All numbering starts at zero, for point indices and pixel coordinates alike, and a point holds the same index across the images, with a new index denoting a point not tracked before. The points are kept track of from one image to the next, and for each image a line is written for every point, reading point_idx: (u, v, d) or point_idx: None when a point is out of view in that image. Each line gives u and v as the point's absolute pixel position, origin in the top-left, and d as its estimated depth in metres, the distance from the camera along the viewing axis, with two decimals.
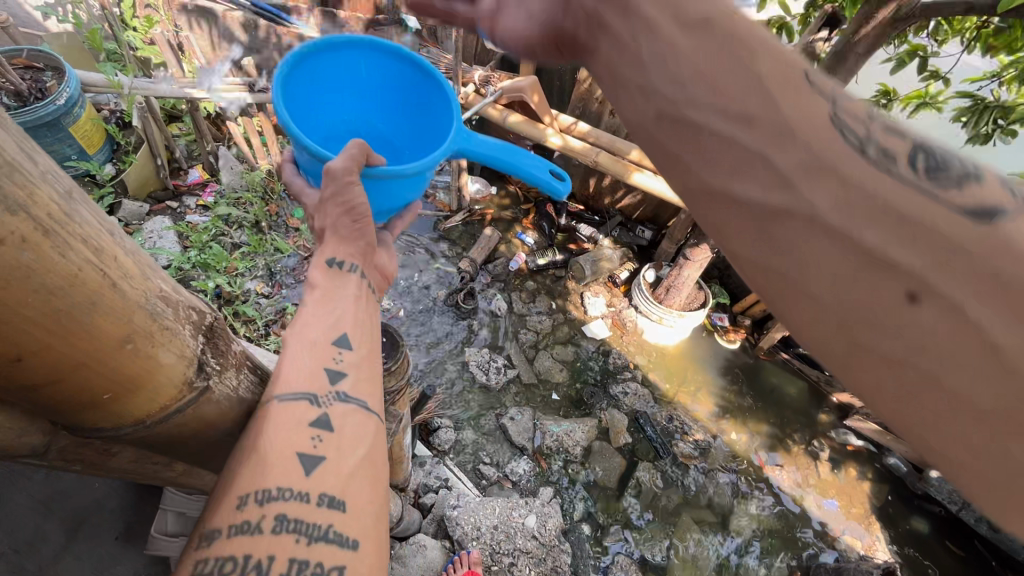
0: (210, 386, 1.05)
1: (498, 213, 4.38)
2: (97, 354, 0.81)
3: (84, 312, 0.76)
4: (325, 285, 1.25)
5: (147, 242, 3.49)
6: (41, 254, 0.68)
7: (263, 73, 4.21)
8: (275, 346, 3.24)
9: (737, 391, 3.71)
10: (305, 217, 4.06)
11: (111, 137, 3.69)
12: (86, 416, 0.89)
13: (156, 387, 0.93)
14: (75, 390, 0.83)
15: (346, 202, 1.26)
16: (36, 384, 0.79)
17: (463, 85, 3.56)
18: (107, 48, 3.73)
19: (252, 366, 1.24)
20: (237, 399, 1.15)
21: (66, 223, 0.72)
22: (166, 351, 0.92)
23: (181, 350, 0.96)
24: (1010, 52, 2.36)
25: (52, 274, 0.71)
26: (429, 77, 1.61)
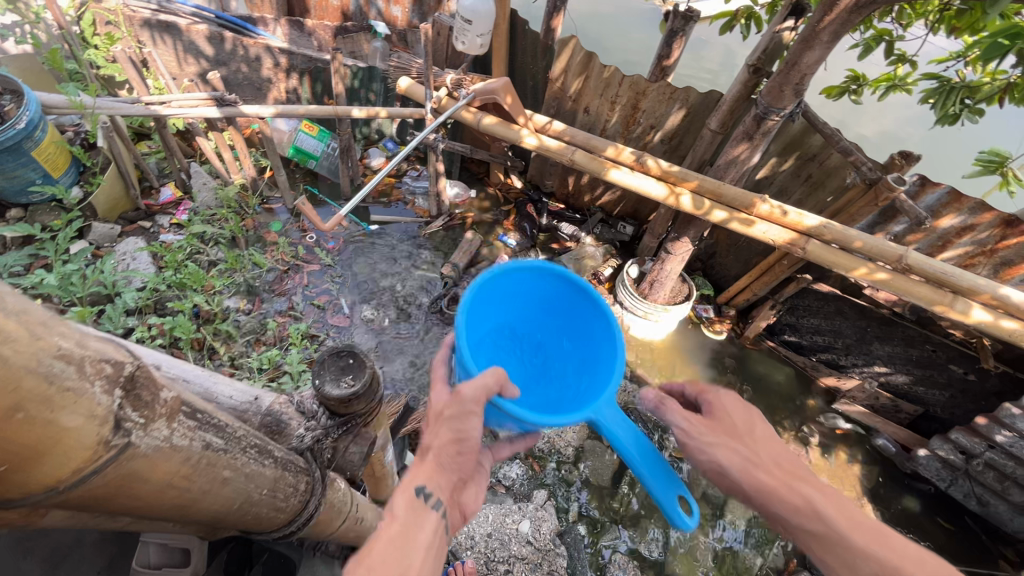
0: (133, 441, 0.74)
1: (479, 215, 4.35)
2: None
3: None
4: (408, 517, 1.11)
5: (120, 265, 3.41)
6: None
7: (232, 86, 4.14)
8: (257, 364, 3.19)
9: (726, 381, 3.72)
10: (282, 230, 4.00)
11: (77, 159, 3.57)
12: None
13: (62, 451, 0.65)
14: None
15: (457, 433, 1.20)
16: None
17: (435, 90, 3.52)
18: (68, 67, 3.63)
19: (194, 408, 0.90)
20: (170, 447, 0.82)
21: None
22: (70, 410, 0.63)
23: (92, 406, 0.67)
24: (974, 33, 2.38)
25: None
26: (593, 302, 1.46)
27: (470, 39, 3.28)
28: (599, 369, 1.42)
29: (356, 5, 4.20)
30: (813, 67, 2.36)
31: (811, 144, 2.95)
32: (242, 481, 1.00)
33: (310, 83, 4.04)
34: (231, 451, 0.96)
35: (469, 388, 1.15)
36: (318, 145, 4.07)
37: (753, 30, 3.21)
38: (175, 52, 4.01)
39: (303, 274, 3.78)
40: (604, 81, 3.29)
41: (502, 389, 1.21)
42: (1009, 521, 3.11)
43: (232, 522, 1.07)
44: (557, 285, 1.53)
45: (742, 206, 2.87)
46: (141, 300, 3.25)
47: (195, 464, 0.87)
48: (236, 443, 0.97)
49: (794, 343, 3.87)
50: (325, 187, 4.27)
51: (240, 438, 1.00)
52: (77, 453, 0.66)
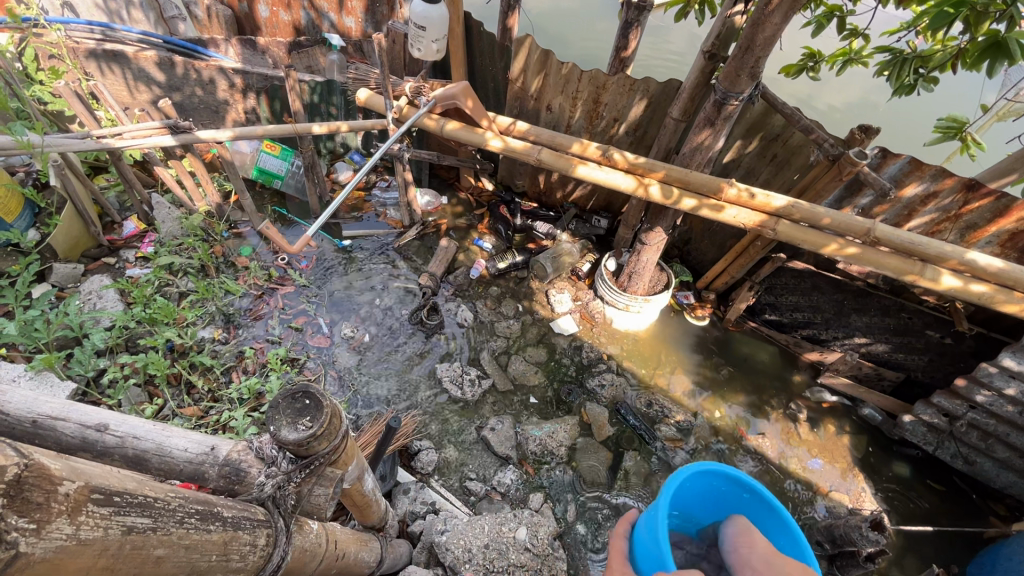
0: (25, 550, 0.69)
1: (453, 221, 4.31)
2: None
3: None
4: None
5: (86, 305, 3.30)
6: None
7: (188, 111, 4.05)
8: (237, 394, 3.12)
9: (712, 366, 3.74)
10: (253, 254, 3.92)
11: (31, 202, 3.46)
12: None
13: None
14: None
15: None
16: None
17: (394, 99, 3.47)
18: (14, 106, 3.52)
19: (113, 494, 0.84)
20: (78, 543, 0.76)
21: None
22: None
23: None
24: (922, 2, 2.38)
25: None
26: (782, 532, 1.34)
27: (425, 45, 3.21)
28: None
29: (308, 19, 4.11)
30: (766, 48, 2.36)
31: (773, 124, 2.96)
32: (183, 563, 0.95)
33: (268, 101, 3.96)
34: (167, 529, 0.91)
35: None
36: (282, 164, 4.00)
37: (707, 15, 3.19)
38: (125, 81, 3.90)
39: (278, 297, 3.71)
40: (563, 77, 3.26)
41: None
42: (996, 477, 3.18)
43: None
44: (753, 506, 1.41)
45: (710, 192, 2.87)
46: (111, 340, 3.16)
47: (116, 553, 0.82)
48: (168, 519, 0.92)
49: (775, 321, 3.91)
50: (294, 206, 4.20)
51: (175, 509, 0.94)
52: None
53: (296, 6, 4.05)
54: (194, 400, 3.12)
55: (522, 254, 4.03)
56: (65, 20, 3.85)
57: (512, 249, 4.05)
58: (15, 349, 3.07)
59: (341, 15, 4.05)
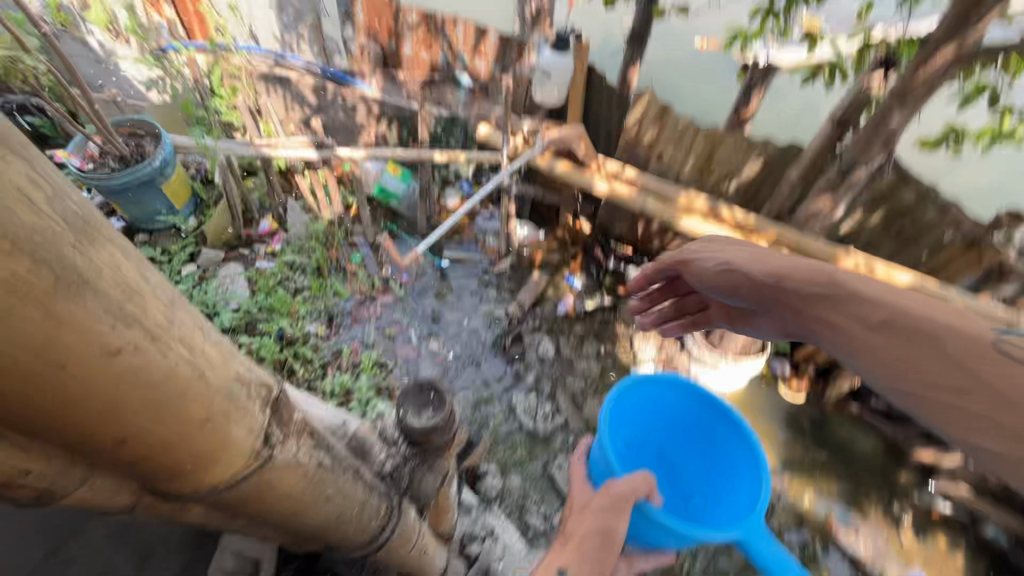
0: (271, 457, 0.95)
1: (547, 256, 4.43)
2: (176, 430, 0.77)
3: (171, 397, 0.74)
4: None
5: (221, 287, 3.78)
6: (148, 354, 0.70)
7: (330, 129, 4.57)
8: (330, 388, 3.39)
9: (802, 444, 3.48)
10: (361, 261, 4.19)
11: (196, 194, 4.14)
12: (169, 485, 0.83)
13: (227, 459, 0.86)
14: (153, 464, 0.78)
15: (606, 527, 1.35)
16: (117, 457, 0.75)
17: (511, 136, 3.70)
18: (198, 114, 4.19)
19: (313, 434, 1.11)
20: (297, 462, 1.01)
21: (165, 331, 0.73)
22: (238, 426, 0.86)
23: (251, 426, 0.89)
24: None
25: (150, 372, 0.71)
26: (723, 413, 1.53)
27: (548, 88, 3.63)
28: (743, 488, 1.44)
29: (444, 59, 4.50)
30: (905, 121, 2.27)
31: (904, 197, 2.79)
32: (343, 507, 1.16)
33: (398, 128, 4.38)
34: (338, 471, 1.14)
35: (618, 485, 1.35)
36: (400, 185, 4.39)
37: (838, 82, 3.13)
38: (284, 101, 4.48)
39: (378, 305, 4.00)
40: (679, 131, 3.31)
41: (650, 494, 1.36)
42: None
43: (333, 542, 1.24)
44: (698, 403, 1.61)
45: (823, 260, 2.76)
46: (235, 321, 3.61)
47: (310, 481, 1.05)
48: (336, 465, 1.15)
49: (882, 410, 3.49)
50: (404, 224, 4.55)
51: (341, 460, 1.18)
52: (237, 460, 0.88)
53: (436, 47, 4.45)
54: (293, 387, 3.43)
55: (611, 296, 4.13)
56: (249, 47, 4.53)
57: (602, 290, 4.18)
58: None
59: (474, 57, 4.37)
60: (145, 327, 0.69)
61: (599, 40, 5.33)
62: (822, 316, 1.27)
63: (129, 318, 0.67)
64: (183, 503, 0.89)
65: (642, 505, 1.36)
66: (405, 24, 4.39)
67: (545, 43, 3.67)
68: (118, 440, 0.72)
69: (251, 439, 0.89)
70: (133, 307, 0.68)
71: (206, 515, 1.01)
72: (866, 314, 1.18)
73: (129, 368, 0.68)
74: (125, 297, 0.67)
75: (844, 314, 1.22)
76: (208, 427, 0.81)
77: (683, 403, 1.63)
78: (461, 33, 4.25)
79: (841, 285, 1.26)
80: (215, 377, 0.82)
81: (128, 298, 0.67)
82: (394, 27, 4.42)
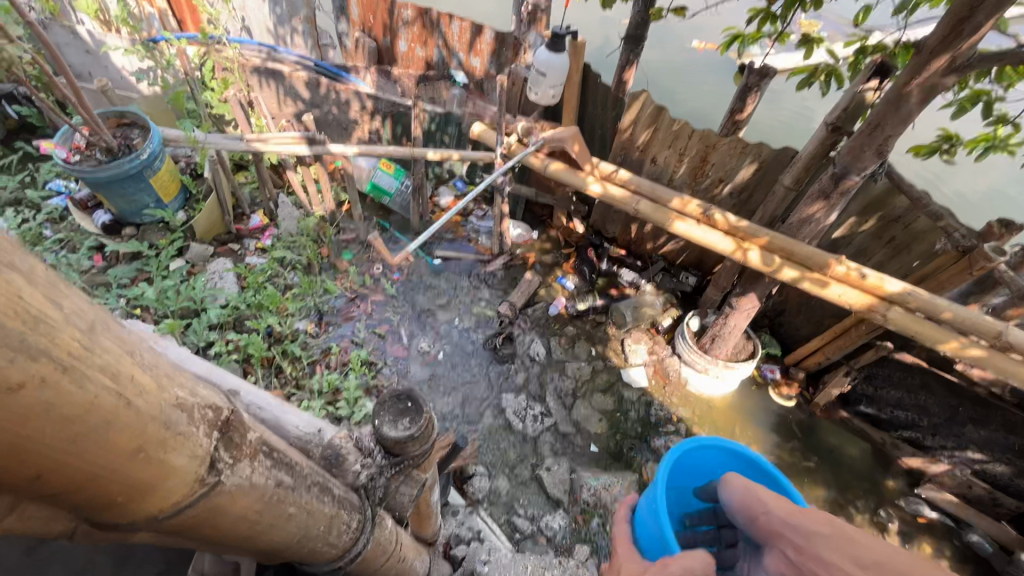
0: (220, 481, 0.86)
1: (540, 257, 4.42)
2: (101, 463, 0.67)
3: (91, 429, 0.63)
4: None
5: (209, 283, 3.73)
6: (62, 388, 0.58)
7: (323, 125, 4.53)
8: (318, 386, 3.34)
9: (792, 450, 3.48)
10: (354, 259, 4.23)
11: (185, 187, 4.05)
12: (102, 514, 0.75)
13: (166, 488, 0.77)
14: (79, 496, 0.69)
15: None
16: (34, 491, 0.66)
17: (506, 135, 3.67)
18: (189, 106, 4.14)
19: (272, 451, 1.02)
20: (251, 483, 0.94)
21: (86, 359, 0.60)
22: (179, 454, 0.76)
23: (195, 451, 0.79)
24: None
25: (66, 407, 0.59)
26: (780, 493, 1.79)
27: (542, 90, 3.43)
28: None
29: (439, 56, 4.46)
30: (898, 127, 2.26)
31: (896, 204, 2.79)
32: (305, 521, 1.11)
33: (392, 125, 4.34)
34: (297, 488, 1.07)
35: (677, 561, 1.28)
36: (393, 182, 4.33)
37: (833, 86, 3.12)
38: (277, 95, 4.43)
39: (368, 303, 3.96)
40: (674, 133, 3.29)
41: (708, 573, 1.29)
42: None
43: (296, 555, 1.18)
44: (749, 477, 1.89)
45: (815, 265, 2.74)
46: (224, 317, 3.52)
47: (267, 500, 0.98)
48: (298, 483, 1.07)
49: (872, 415, 3.53)
50: (396, 221, 4.52)
51: (305, 476, 1.11)
52: (180, 487, 0.79)
53: (431, 44, 4.41)
54: (281, 385, 3.38)
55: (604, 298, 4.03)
56: (241, 40, 4.48)
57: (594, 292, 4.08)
58: (147, 311, 3.51)
59: (469, 54, 4.33)
60: (65, 359, 0.57)
61: (595, 41, 5.32)
62: (821, 556, 1.07)
63: (37, 352, 0.54)
64: (123, 529, 0.81)
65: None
66: (400, 20, 4.35)
67: (540, 42, 3.64)
68: (30, 474, 0.62)
69: (196, 466, 0.80)
70: (40, 344, 0.55)
71: (155, 536, 0.95)
72: (860, 554, 1.03)
73: (37, 407, 0.57)
74: (27, 330, 0.53)
75: (840, 554, 1.05)
76: (141, 457, 0.71)
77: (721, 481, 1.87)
78: (456, 30, 4.21)
79: (842, 528, 1.10)
80: (148, 403, 0.70)
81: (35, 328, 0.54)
82: (389, 23, 4.38)
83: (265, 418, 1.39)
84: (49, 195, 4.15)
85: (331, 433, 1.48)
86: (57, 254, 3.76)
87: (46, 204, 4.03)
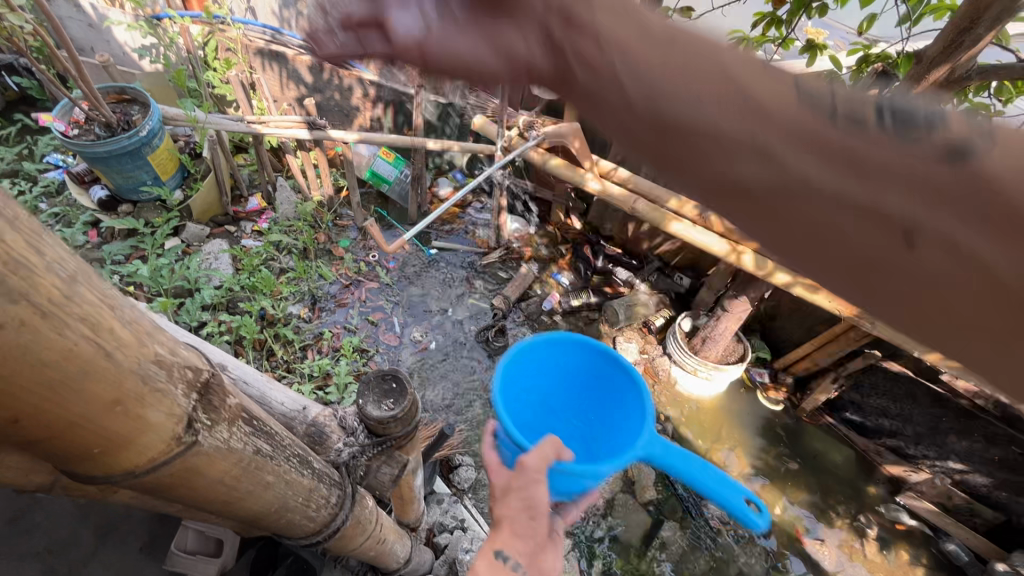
0: (199, 442, 0.87)
1: (537, 252, 4.43)
2: (78, 413, 0.68)
3: (70, 377, 0.64)
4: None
5: (203, 263, 3.72)
6: (42, 335, 0.59)
7: (325, 110, 4.52)
8: (308, 370, 3.35)
9: (776, 453, 3.51)
10: (350, 246, 4.22)
11: (184, 167, 4.05)
12: (75, 466, 0.76)
13: (141, 445, 0.78)
14: (52, 445, 0.70)
15: (529, 499, 1.25)
16: (7, 435, 0.66)
17: (506, 128, 3.66)
18: (191, 85, 4.13)
19: (253, 420, 1.03)
20: (231, 448, 0.95)
21: (65, 306, 0.61)
22: (155, 410, 0.77)
23: (171, 409, 0.80)
24: None
25: (47, 353, 0.60)
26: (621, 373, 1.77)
27: None
28: (628, 421, 1.70)
29: None
30: None
31: None
32: (286, 492, 1.12)
33: (394, 114, 4.33)
34: (278, 457, 1.09)
35: (533, 457, 1.30)
36: (393, 171, 4.29)
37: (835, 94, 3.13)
38: (279, 78, 4.42)
39: (363, 290, 3.97)
40: None
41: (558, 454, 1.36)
42: None
43: (273, 526, 1.20)
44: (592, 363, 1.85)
45: None
46: (217, 297, 3.52)
47: (246, 467, 0.99)
48: (278, 454, 1.09)
49: (857, 423, 3.57)
50: (394, 210, 4.52)
51: (286, 448, 1.13)
52: (156, 445, 0.80)
53: None
54: (271, 368, 3.38)
55: (598, 296, 4.06)
56: (246, 21, 4.46)
57: (588, 289, 4.11)
58: (140, 288, 3.51)
59: None
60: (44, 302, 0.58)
61: None
62: (961, 261, 0.55)
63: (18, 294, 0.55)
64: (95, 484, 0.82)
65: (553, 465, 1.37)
66: None
67: None
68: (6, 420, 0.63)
69: (173, 425, 0.81)
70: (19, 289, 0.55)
71: (132, 496, 0.96)
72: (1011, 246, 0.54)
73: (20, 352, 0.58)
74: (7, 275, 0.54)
75: (976, 247, 0.54)
76: (119, 410, 0.72)
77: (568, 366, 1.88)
78: None
79: (955, 174, 0.57)
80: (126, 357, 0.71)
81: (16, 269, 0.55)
82: None
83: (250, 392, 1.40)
84: (47, 168, 4.13)
85: (317, 411, 1.49)
86: (52, 227, 3.75)
87: (44, 177, 4.02)
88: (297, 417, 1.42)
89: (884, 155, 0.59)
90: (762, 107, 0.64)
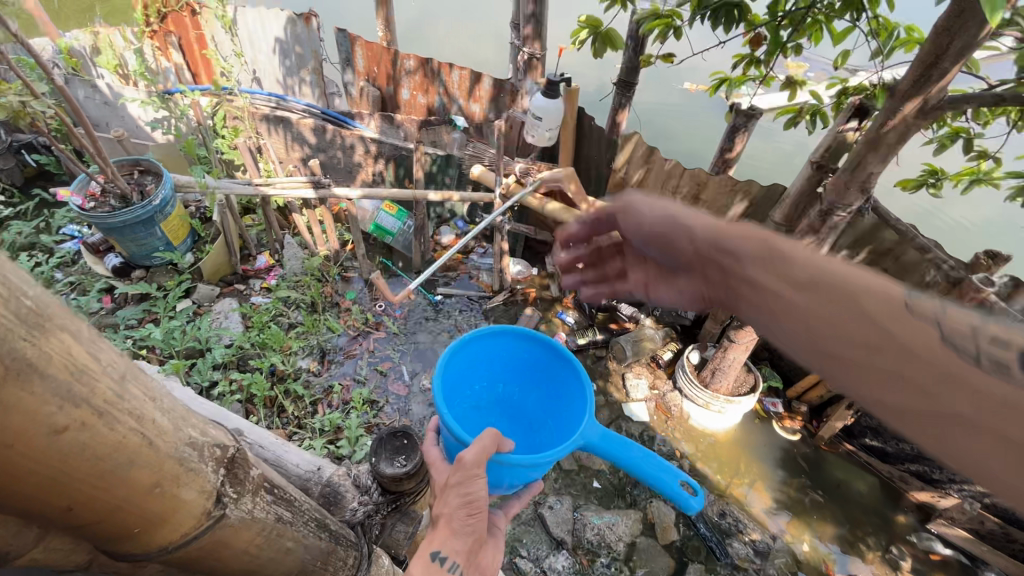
0: (225, 513, 0.90)
1: (540, 292, 4.48)
2: (120, 497, 0.71)
3: (116, 465, 0.68)
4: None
5: (215, 323, 3.80)
6: (96, 430, 0.63)
7: (329, 168, 4.70)
8: (320, 425, 3.35)
9: (798, 485, 3.43)
10: (357, 297, 4.31)
11: (195, 231, 4.20)
12: (111, 545, 0.79)
13: (175, 522, 0.81)
14: (96, 528, 0.74)
15: (467, 497, 1.21)
16: (58, 522, 0.70)
17: (504, 176, 3.79)
18: (200, 153, 4.32)
19: (274, 487, 1.06)
20: (253, 519, 0.97)
21: (117, 402, 0.66)
22: (187, 487, 0.80)
23: (202, 485, 0.84)
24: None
25: (99, 445, 0.65)
26: (564, 362, 1.61)
27: (540, 132, 3.55)
28: (569, 412, 1.56)
29: (440, 103, 4.66)
30: (879, 166, 2.34)
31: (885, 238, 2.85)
32: (308, 553, 1.14)
33: (394, 168, 4.50)
34: (297, 526, 1.10)
35: (471, 451, 1.18)
36: (396, 223, 4.45)
37: (819, 125, 3.25)
38: (285, 141, 4.63)
39: (371, 341, 4.01)
40: (665, 173, 3.41)
41: (501, 446, 1.24)
42: None
43: None
44: (529, 353, 1.69)
45: None
46: (228, 356, 3.56)
47: (267, 535, 1.01)
48: (298, 524, 1.11)
49: (877, 449, 3.50)
50: (398, 260, 4.62)
51: (305, 513, 1.15)
52: (187, 521, 0.83)
53: (432, 92, 4.62)
54: (283, 424, 3.39)
55: (604, 333, 4.07)
56: (252, 91, 4.72)
57: (594, 327, 4.12)
58: (153, 352, 3.57)
59: (469, 100, 4.52)
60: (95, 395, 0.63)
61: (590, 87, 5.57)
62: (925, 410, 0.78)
63: (77, 397, 0.60)
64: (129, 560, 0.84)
65: (495, 459, 1.25)
66: (403, 70, 4.57)
67: (536, 89, 3.82)
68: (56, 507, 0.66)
69: (203, 499, 0.84)
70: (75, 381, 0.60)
71: None
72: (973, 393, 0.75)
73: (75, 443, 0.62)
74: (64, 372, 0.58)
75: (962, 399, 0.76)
76: (157, 491, 0.75)
77: (511, 356, 1.72)
78: (456, 78, 4.42)
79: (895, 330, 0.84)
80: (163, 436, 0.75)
81: (72, 371, 0.59)
82: (392, 72, 4.60)
83: (265, 456, 1.42)
84: (63, 239, 4.29)
85: (330, 469, 1.52)
86: (68, 296, 3.86)
87: (60, 248, 4.17)
88: (311, 480, 1.44)
89: (916, 406, 0.80)
90: (886, 339, 0.85)
